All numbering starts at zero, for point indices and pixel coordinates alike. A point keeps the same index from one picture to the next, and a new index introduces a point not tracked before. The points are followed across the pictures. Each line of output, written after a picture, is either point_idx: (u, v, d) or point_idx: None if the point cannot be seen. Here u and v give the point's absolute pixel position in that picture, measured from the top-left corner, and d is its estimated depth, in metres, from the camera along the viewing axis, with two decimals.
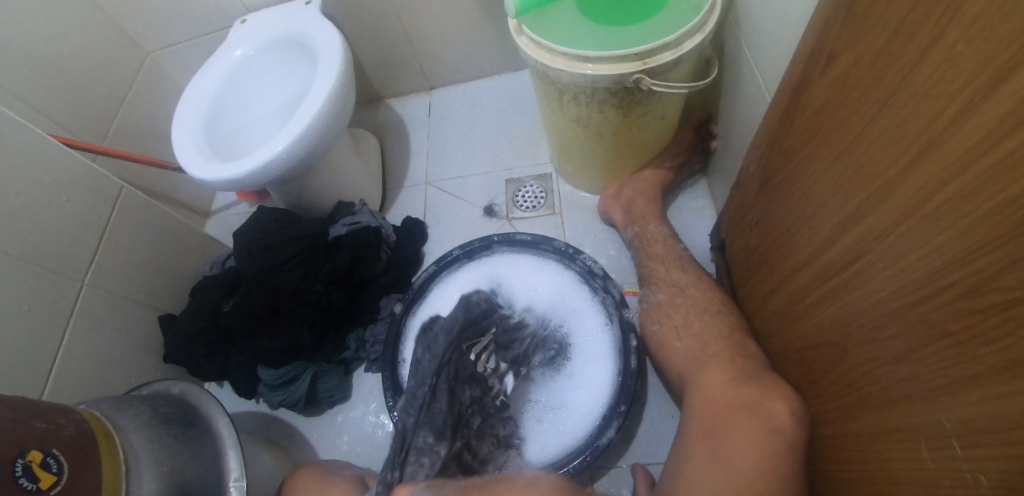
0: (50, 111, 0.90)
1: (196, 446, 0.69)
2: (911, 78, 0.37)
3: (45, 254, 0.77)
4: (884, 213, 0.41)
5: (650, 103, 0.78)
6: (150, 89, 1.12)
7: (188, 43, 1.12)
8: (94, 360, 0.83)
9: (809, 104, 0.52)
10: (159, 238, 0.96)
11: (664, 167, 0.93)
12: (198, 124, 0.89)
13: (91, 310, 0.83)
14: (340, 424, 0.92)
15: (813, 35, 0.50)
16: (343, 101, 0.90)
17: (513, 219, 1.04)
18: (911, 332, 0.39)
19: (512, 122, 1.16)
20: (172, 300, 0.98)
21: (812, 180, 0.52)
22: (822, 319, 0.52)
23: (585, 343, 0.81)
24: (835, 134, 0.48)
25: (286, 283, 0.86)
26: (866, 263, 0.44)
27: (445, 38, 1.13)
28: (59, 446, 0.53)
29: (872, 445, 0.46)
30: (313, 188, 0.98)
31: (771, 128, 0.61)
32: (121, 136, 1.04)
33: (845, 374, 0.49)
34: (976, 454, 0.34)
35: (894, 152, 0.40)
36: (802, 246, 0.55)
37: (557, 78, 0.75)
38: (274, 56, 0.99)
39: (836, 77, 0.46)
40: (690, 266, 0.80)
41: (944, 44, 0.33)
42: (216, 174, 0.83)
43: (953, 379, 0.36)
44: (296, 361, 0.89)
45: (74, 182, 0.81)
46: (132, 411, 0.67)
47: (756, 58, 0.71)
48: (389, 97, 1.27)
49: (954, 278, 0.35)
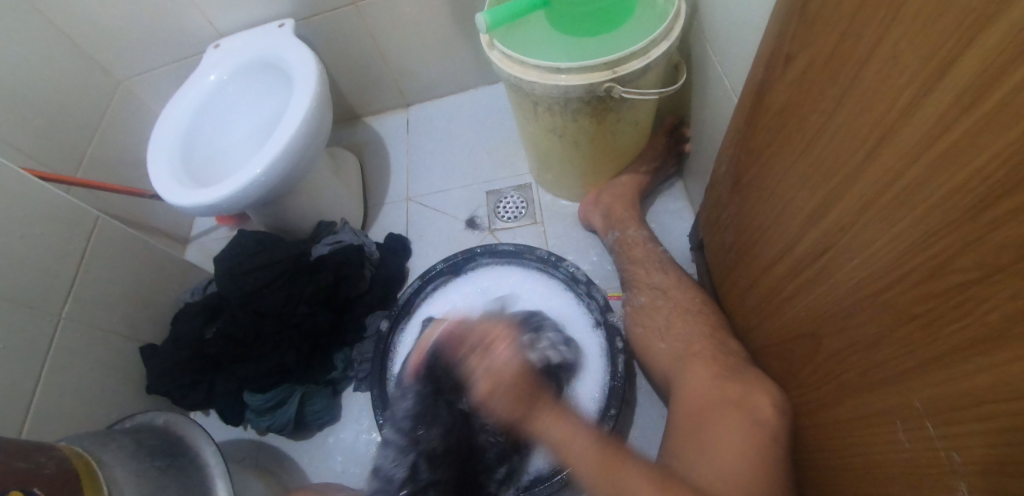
0: (21, 144, 0.89)
1: (182, 478, 0.68)
2: (863, 76, 0.39)
3: (20, 290, 0.75)
4: (848, 205, 0.43)
5: (622, 110, 0.80)
6: (124, 117, 1.11)
7: (162, 70, 1.11)
8: (73, 396, 0.81)
9: (772, 105, 0.54)
10: (138, 267, 0.94)
11: (640, 172, 0.95)
12: (175, 151, 0.89)
13: (69, 345, 0.81)
14: (331, 447, 0.91)
15: (770, 39, 0.52)
16: (320, 121, 0.90)
17: (495, 230, 1.04)
18: (880, 318, 0.41)
19: (490, 134, 1.17)
20: (152, 330, 0.96)
21: (780, 177, 0.54)
22: (797, 311, 0.54)
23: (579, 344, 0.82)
24: (797, 132, 0.50)
25: (269, 306, 0.86)
26: (834, 254, 0.46)
27: (420, 55, 1.14)
28: (38, 484, 0.52)
29: (852, 431, 0.47)
30: (294, 209, 0.98)
31: (738, 130, 0.63)
32: (95, 166, 1.03)
33: (822, 364, 0.50)
34: (947, 431, 0.35)
35: (854, 146, 0.42)
36: (775, 242, 0.57)
37: (531, 90, 0.76)
38: (249, 79, 0.99)
39: (795, 78, 0.49)
40: (670, 268, 0.81)
41: (890, 43, 0.36)
42: (195, 199, 0.82)
43: (921, 361, 0.37)
44: (282, 384, 0.88)
45: (48, 215, 0.80)
46: (114, 445, 0.65)
47: (720, 63, 0.73)
48: (367, 115, 1.28)
49: (914, 263, 0.36)
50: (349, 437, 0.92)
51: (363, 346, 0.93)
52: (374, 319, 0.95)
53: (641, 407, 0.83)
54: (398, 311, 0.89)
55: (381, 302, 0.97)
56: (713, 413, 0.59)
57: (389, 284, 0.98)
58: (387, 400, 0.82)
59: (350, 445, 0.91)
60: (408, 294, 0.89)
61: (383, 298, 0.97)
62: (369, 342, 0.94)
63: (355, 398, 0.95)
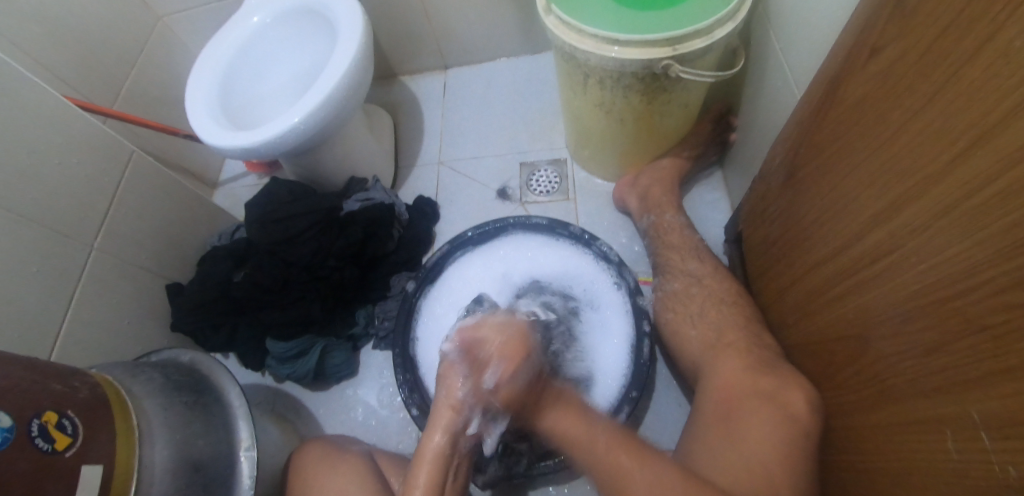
0: (61, 72, 0.88)
1: (207, 415, 0.68)
2: (963, 72, 0.37)
3: (55, 217, 0.76)
4: (922, 207, 0.42)
5: (675, 91, 0.77)
6: (161, 54, 1.09)
7: (202, 8, 1.09)
8: (102, 327, 0.82)
9: (846, 97, 0.51)
10: (169, 205, 0.94)
11: (683, 157, 0.93)
12: (215, 92, 0.88)
13: (100, 275, 0.82)
14: (348, 401, 0.92)
15: (857, 27, 0.49)
16: (361, 75, 0.88)
17: (526, 203, 1.03)
18: (945, 325, 0.40)
19: (528, 105, 1.15)
20: (179, 270, 0.97)
21: (846, 174, 0.52)
22: (845, 312, 0.53)
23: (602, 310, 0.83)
24: (874, 127, 0.48)
25: (297, 257, 0.85)
26: (898, 257, 0.45)
27: (463, 17, 1.11)
28: (73, 408, 0.54)
29: (892, 437, 0.47)
30: (327, 162, 0.97)
31: (802, 121, 0.60)
32: (131, 101, 1.02)
33: (868, 366, 0.49)
34: (1005, 446, 0.35)
35: (940, 146, 0.40)
36: (829, 241, 0.56)
37: (585, 60, 0.74)
38: (289, 25, 0.96)
39: (879, 70, 0.46)
40: (707, 257, 0.80)
41: (1003, 38, 0.33)
42: (232, 141, 0.81)
43: (986, 372, 0.36)
44: (305, 335, 0.89)
45: (86, 145, 0.79)
46: (144, 377, 0.67)
47: (786, 51, 0.70)
48: (404, 74, 1.25)
49: (996, 272, 0.35)
50: (366, 392, 0.93)
51: (386, 305, 0.93)
52: (399, 279, 0.95)
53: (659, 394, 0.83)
54: (424, 274, 0.88)
55: (407, 264, 0.97)
56: (741, 405, 0.59)
57: (416, 246, 0.98)
58: (408, 359, 0.82)
59: (365, 400, 0.92)
60: (435, 259, 0.88)
61: (409, 260, 0.96)
62: (393, 301, 0.94)
63: (375, 356, 0.96)
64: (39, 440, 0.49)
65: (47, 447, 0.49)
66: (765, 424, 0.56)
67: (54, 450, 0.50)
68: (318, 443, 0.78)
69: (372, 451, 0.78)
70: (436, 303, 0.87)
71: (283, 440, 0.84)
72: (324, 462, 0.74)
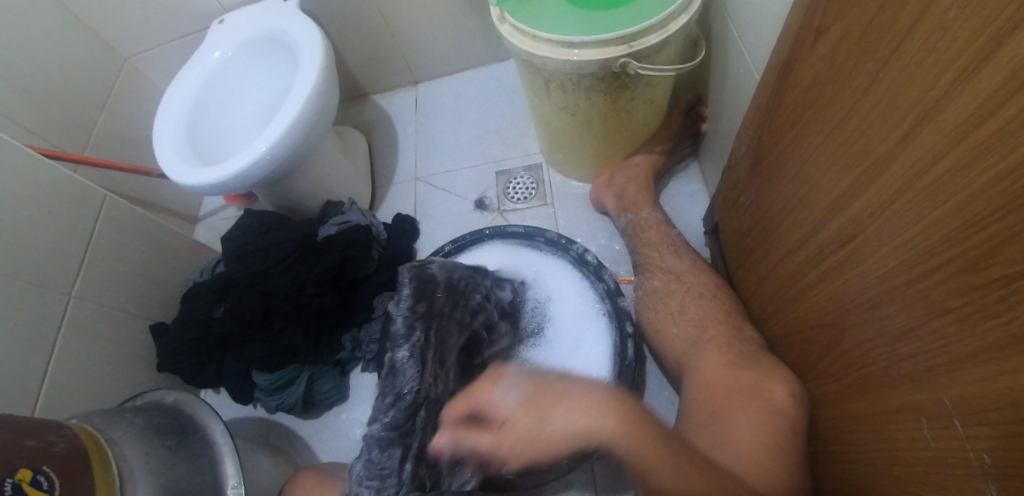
0: (29, 122, 0.88)
1: (191, 456, 0.68)
2: (902, 51, 0.36)
3: (31, 269, 0.76)
4: (878, 190, 0.41)
5: (638, 87, 0.77)
6: (129, 95, 1.10)
7: (167, 46, 1.10)
8: (86, 374, 0.82)
9: (797, 81, 0.50)
10: (145, 245, 0.94)
11: (656, 152, 0.92)
12: (181, 131, 0.88)
13: (80, 322, 0.82)
14: (342, 425, 0.92)
15: (800, 12, 0.48)
16: (326, 100, 0.88)
17: (505, 211, 1.02)
18: (910, 309, 0.38)
19: (500, 112, 1.14)
20: (163, 309, 0.97)
21: (807, 158, 0.51)
22: (819, 300, 0.52)
23: (569, 324, 0.81)
24: (825, 111, 0.47)
25: (275, 287, 0.85)
26: (861, 242, 0.43)
27: (428, 31, 1.11)
28: (49, 463, 0.53)
29: (872, 426, 0.45)
30: (301, 189, 0.96)
31: (761, 108, 0.59)
32: (102, 145, 1.02)
33: (843, 354, 0.48)
34: (979, 433, 0.34)
35: (887, 127, 0.39)
36: (797, 229, 0.54)
37: (543, 66, 0.73)
38: (252, 56, 0.97)
39: (825, 52, 0.45)
40: (685, 251, 0.79)
41: (936, 12, 0.32)
42: (201, 178, 0.81)
43: (955, 356, 0.35)
44: (291, 364, 0.88)
45: (55, 193, 0.79)
46: (124, 423, 0.66)
47: (744, 39, 0.69)
48: (375, 93, 1.25)
49: (952, 254, 0.34)
50: (357, 418, 0.92)
51: (370, 327, 0.92)
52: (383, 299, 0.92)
53: (651, 393, 0.82)
54: None
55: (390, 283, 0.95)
56: (724, 401, 0.58)
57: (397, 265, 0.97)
58: None
59: (360, 424, 0.92)
60: None
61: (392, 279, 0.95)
62: (377, 323, 0.92)
63: (363, 379, 0.96)
64: None
65: None
66: (748, 419, 0.55)
67: None
68: (310, 474, 0.78)
69: None
70: None
71: (277, 472, 0.83)
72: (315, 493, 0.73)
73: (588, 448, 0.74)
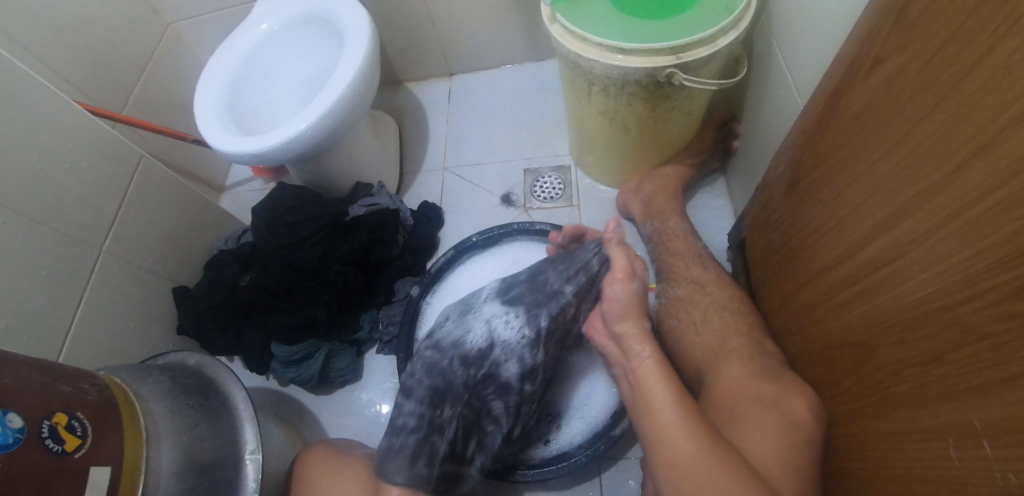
0: (72, 78, 0.90)
1: (213, 419, 0.68)
2: (962, 85, 0.37)
3: (65, 221, 0.77)
4: (922, 217, 0.42)
5: (679, 98, 0.78)
6: (170, 61, 1.11)
7: (211, 16, 1.11)
8: (109, 329, 0.83)
9: (847, 107, 0.52)
10: (175, 209, 0.95)
11: (685, 164, 0.94)
12: (223, 99, 0.89)
13: (108, 278, 0.83)
14: (354, 403, 0.93)
15: (857, 40, 0.50)
16: (368, 82, 0.89)
17: (530, 209, 1.04)
18: (944, 334, 0.40)
19: (532, 111, 1.16)
20: (186, 273, 0.98)
21: (848, 182, 0.53)
22: (848, 320, 0.53)
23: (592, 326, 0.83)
24: (875, 137, 0.48)
25: (303, 261, 0.86)
26: (899, 266, 0.45)
27: (469, 25, 1.12)
28: (83, 410, 0.54)
29: (895, 445, 0.47)
30: (333, 168, 0.98)
31: (804, 130, 0.61)
32: (140, 107, 1.03)
33: (870, 373, 0.50)
34: (1006, 454, 0.35)
35: (939, 158, 0.40)
36: (830, 250, 0.56)
37: (589, 68, 0.74)
38: (298, 33, 0.98)
39: (880, 81, 0.47)
40: (710, 263, 0.81)
41: (1004, 51, 0.33)
42: (241, 146, 0.82)
43: (988, 381, 0.36)
44: (310, 339, 0.90)
45: (97, 149, 0.80)
46: (151, 380, 0.67)
47: (787, 61, 0.71)
48: (409, 81, 1.27)
49: (995, 283, 0.35)
50: (369, 398, 0.93)
51: (390, 309, 0.94)
52: (403, 283, 0.96)
53: None
54: (428, 278, 0.89)
55: (412, 268, 0.97)
56: (746, 410, 0.59)
57: (420, 251, 0.98)
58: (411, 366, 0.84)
59: (372, 405, 0.93)
60: (439, 264, 0.89)
61: (414, 265, 0.97)
62: (397, 306, 0.95)
63: (377, 360, 0.96)
64: (49, 441, 0.49)
65: (56, 448, 0.50)
66: (768, 429, 0.56)
67: (63, 451, 0.50)
68: (320, 448, 0.77)
69: (376, 455, 0.78)
70: (443, 303, 0.88)
71: (287, 444, 0.84)
72: (327, 467, 0.73)
73: (600, 444, 0.76)
